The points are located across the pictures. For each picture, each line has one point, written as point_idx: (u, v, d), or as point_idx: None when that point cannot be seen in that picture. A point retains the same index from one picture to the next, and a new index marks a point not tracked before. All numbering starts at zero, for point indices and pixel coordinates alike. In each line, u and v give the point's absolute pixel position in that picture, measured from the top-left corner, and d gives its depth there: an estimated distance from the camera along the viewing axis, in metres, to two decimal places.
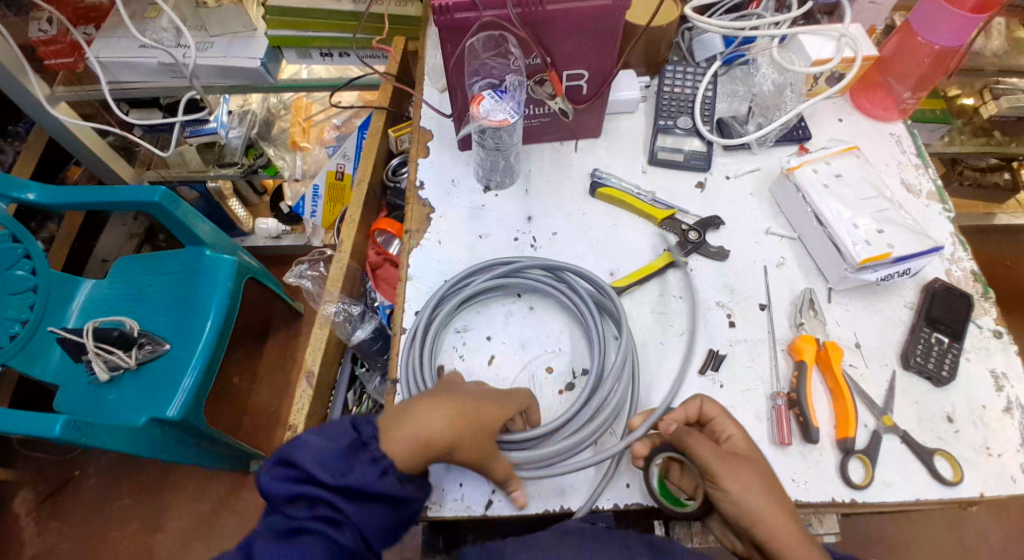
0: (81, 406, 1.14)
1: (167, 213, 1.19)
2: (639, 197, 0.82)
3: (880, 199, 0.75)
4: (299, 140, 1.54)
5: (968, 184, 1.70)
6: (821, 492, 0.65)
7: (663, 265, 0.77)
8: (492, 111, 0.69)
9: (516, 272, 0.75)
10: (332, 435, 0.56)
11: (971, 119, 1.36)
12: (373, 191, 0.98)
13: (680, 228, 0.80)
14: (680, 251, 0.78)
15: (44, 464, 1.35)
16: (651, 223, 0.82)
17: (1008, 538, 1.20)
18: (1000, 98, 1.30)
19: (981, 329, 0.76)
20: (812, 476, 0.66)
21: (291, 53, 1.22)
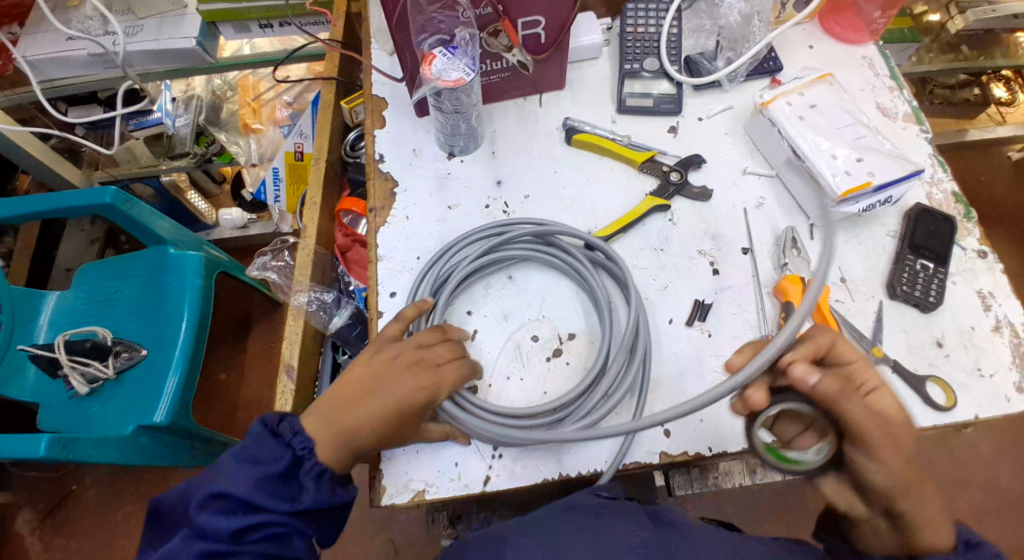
0: (65, 424, 1.11)
1: (122, 213, 1.12)
2: (616, 143, 0.79)
3: (858, 126, 0.72)
4: (251, 122, 1.45)
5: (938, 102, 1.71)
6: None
7: (649, 208, 0.75)
8: (445, 71, 0.64)
9: (499, 243, 0.72)
10: (261, 458, 0.55)
11: (938, 35, 1.33)
12: (333, 169, 0.93)
13: (661, 169, 0.78)
14: (663, 194, 0.76)
15: (38, 484, 1.32)
16: (632, 167, 0.79)
17: (998, 447, 1.23)
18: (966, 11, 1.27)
19: (965, 251, 0.75)
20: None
21: (229, 28, 1.15)
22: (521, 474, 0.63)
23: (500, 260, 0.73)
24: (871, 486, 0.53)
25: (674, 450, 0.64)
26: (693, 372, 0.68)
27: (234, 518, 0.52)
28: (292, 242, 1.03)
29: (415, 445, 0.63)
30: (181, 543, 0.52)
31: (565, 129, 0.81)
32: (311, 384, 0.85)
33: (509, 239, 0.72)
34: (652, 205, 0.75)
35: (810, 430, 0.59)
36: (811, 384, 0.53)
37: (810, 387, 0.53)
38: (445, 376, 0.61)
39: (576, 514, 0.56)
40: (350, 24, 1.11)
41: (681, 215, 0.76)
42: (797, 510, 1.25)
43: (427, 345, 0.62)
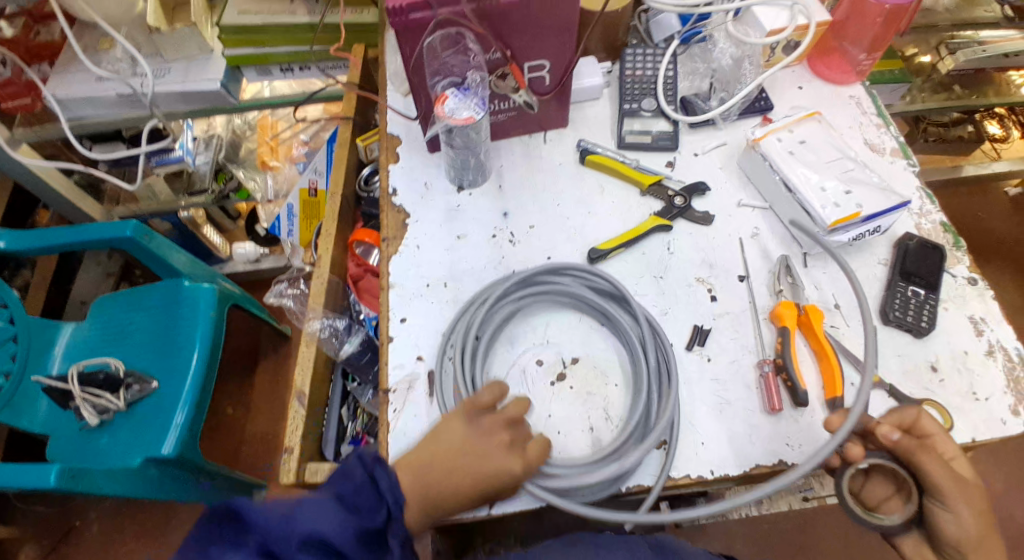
0: (74, 454, 1.13)
1: (141, 247, 1.18)
2: (625, 164, 0.84)
3: (845, 161, 0.76)
4: (269, 159, 1.54)
5: (933, 140, 1.73)
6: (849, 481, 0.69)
7: (651, 228, 0.79)
8: (457, 110, 0.69)
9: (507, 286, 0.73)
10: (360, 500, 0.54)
11: (930, 76, 1.38)
12: (348, 202, 0.98)
13: (667, 193, 0.82)
14: (667, 215, 0.80)
15: (44, 516, 1.33)
16: (638, 189, 0.84)
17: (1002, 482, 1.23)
18: (955, 52, 1.31)
19: (955, 278, 0.77)
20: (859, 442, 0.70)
21: (251, 70, 1.22)
22: (527, 496, 0.65)
23: (507, 306, 0.73)
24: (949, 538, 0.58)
25: (677, 474, 0.66)
26: (695, 395, 0.70)
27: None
28: (308, 271, 1.07)
29: None
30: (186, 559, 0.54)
31: (580, 150, 0.86)
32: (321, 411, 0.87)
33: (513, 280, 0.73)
34: (655, 224, 0.79)
35: (898, 494, 0.65)
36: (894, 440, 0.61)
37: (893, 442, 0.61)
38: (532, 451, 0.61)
39: (577, 546, 0.62)
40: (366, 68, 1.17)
41: (683, 239, 0.80)
42: (809, 547, 1.25)
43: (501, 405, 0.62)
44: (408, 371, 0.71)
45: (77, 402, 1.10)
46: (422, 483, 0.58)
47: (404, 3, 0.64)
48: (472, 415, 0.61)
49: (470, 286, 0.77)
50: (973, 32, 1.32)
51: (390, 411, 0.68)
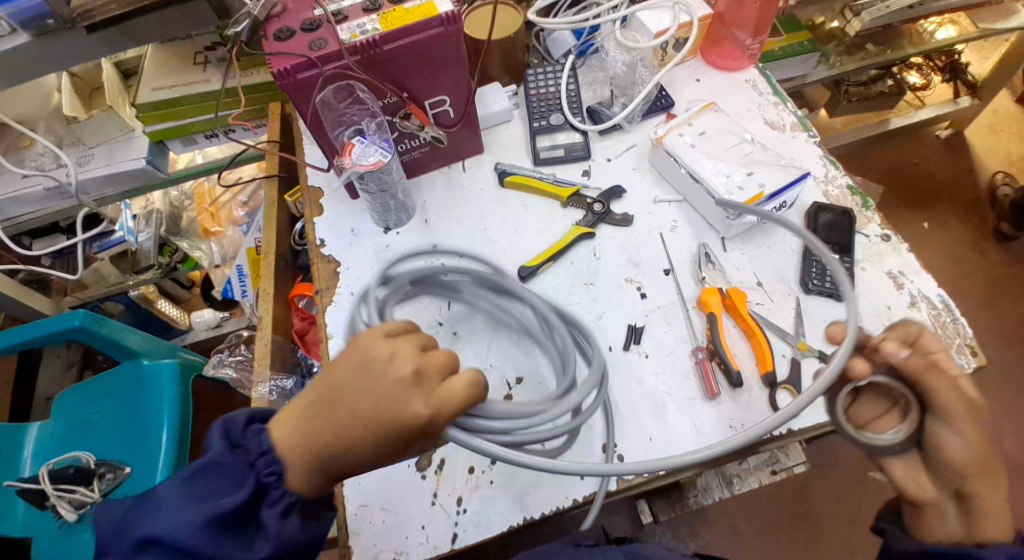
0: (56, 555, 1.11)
1: (94, 334, 1.16)
2: (543, 180, 0.86)
3: (743, 144, 0.79)
4: (210, 226, 1.53)
5: (857, 100, 1.69)
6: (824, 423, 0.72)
7: (575, 237, 0.81)
8: (364, 155, 0.71)
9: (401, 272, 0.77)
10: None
11: (841, 40, 1.47)
12: (283, 259, 0.98)
13: (586, 202, 0.84)
14: (587, 223, 0.83)
15: None
16: (559, 202, 0.86)
17: None
18: (860, 14, 1.36)
19: (870, 238, 0.81)
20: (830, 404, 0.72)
21: (176, 144, 1.21)
22: (488, 524, 0.65)
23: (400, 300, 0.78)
24: (954, 463, 0.57)
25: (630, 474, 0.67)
26: (637, 393, 0.71)
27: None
28: (246, 336, 1.06)
29: (381, 517, 0.66)
30: None
31: (498, 173, 0.88)
32: None
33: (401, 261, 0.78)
34: (578, 233, 0.81)
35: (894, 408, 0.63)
36: (901, 358, 0.59)
37: (901, 361, 0.59)
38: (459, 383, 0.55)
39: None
40: (287, 124, 1.18)
41: (608, 242, 0.82)
42: (799, 519, 1.27)
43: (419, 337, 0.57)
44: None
45: (50, 501, 1.07)
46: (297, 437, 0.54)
47: (288, 65, 0.66)
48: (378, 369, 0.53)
49: None
50: None
51: None
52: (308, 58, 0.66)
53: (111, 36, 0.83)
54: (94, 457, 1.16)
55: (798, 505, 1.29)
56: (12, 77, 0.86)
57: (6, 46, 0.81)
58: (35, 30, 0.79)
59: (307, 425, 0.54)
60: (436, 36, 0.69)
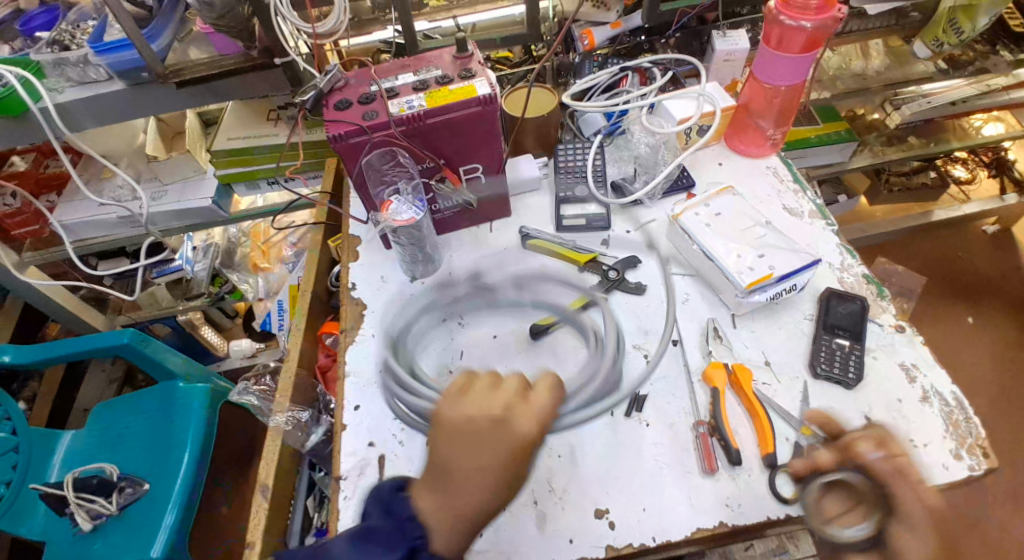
0: None
1: (140, 353, 1.26)
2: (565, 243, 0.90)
3: (758, 227, 0.82)
4: (260, 262, 1.59)
5: (899, 189, 1.70)
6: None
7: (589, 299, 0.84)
8: (399, 211, 0.77)
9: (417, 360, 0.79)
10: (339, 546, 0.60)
11: (881, 131, 1.48)
12: (320, 298, 1.04)
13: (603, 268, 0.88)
14: (602, 288, 0.86)
15: None
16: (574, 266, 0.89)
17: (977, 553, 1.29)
18: (901, 107, 1.38)
19: (882, 327, 0.81)
20: None
21: (240, 187, 1.33)
22: None
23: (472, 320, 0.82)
24: None
25: (619, 544, 0.67)
26: (634, 460, 0.72)
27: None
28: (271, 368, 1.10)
29: None
30: None
31: (522, 235, 0.93)
32: (286, 505, 0.89)
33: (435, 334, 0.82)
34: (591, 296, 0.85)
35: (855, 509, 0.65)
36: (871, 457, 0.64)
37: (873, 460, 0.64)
38: (538, 401, 0.61)
39: None
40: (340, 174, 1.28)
41: (621, 306, 0.85)
42: None
43: (482, 383, 0.62)
44: (358, 459, 0.74)
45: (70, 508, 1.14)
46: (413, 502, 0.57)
47: (341, 130, 0.74)
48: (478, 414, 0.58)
49: None
50: (916, 88, 1.38)
51: (341, 498, 0.71)
52: (358, 126, 0.74)
53: (197, 92, 0.95)
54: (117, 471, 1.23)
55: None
56: (103, 117, 0.98)
57: (103, 91, 0.94)
58: (130, 80, 0.93)
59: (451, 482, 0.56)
60: (473, 114, 0.77)
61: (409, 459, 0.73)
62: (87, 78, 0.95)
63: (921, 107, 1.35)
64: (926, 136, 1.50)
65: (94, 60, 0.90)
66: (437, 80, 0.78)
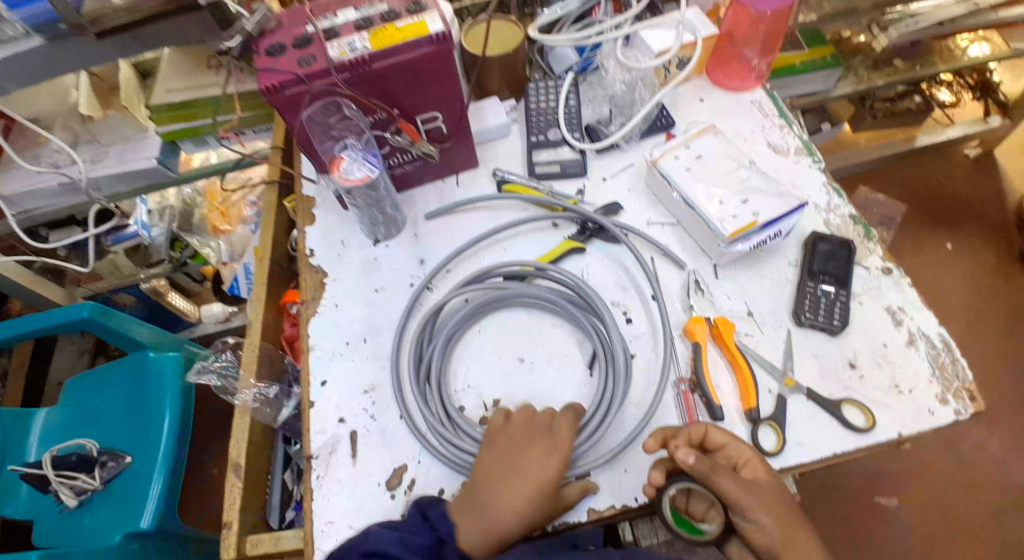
0: (61, 538, 1.14)
1: (103, 327, 1.17)
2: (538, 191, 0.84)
3: (742, 169, 0.77)
4: (219, 225, 1.52)
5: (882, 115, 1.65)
6: (817, 451, 0.67)
7: (566, 250, 0.80)
8: (350, 170, 0.70)
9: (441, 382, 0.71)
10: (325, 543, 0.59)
11: (868, 55, 1.40)
12: (280, 264, 0.97)
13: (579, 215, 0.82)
14: (581, 236, 0.81)
15: None
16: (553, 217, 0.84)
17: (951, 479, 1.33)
18: (888, 29, 1.29)
19: (870, 270, 0.78)
20: (828, 438, 0.68)
21: (188, 144, 1.21)
22: None
23: (482, 314, 0.76)
24: None
25: (602, 506, 0.65)
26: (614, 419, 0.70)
27: None
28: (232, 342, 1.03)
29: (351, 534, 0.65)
30: None
31: (496, 179, 0.87)
32: (264, 478, 0.86)
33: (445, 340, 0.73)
34: (569, 247, 0.80)
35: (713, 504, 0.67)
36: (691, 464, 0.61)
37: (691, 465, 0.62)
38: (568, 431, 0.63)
39: None
40: None
41: (598, 256, 0.80)
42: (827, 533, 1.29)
43: (522, 421, 0.65)
44: (330, 436, 0.70)
45: (53, 486, 1.11)
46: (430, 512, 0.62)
47: (275, 82, 0.66)
48: (522, 458, 0.62)
49: (387, 340, 0.76)
50: (906, 6, 1.29)
51: (313, 477, 0.68)
52: (295, 75, 0.66)
53: (122, 43, 0.84)
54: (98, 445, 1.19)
55: (817, 524, 1.29)
56: (21, 77, 0.87)
57: (20, 50, 0.82)
58: (49, 33, 0.81)
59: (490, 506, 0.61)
60: (427, 52, 0.68)
61: (381, 433, 0.70)
62: (4, 36, 0.84)
63: (908, 27, 1.27)
64: (913, 59, 1.44)
65: (6, 15, 0.79)
66: (383, 16, 0.69)
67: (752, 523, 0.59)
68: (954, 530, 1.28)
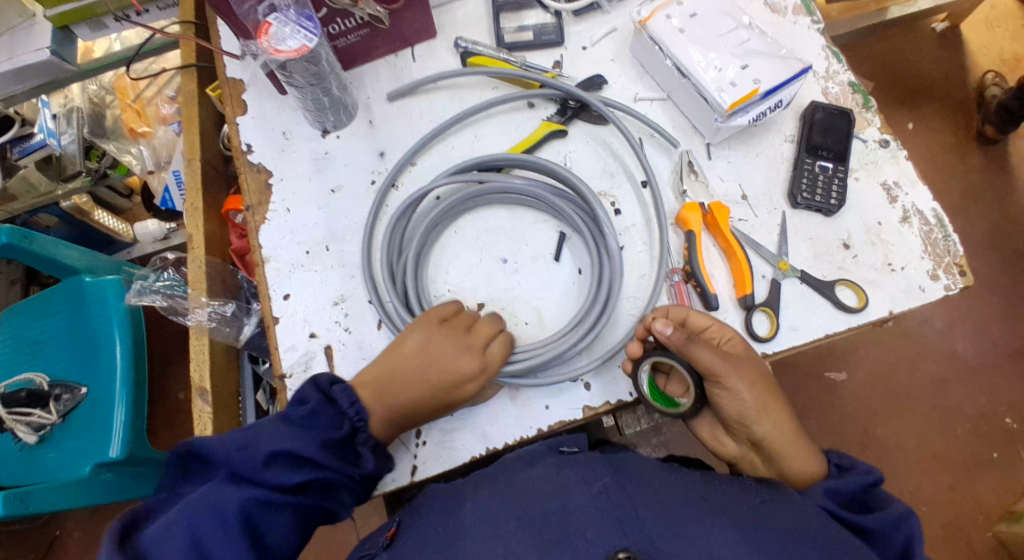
0: (24, 476, 1.06)
1: (24, 252, 1.02)
2: (509, 63, 0.74)
3: (739, 30, 0.69)
4: (136, 125, 1.30)
5: None
6: (809, 334, 0.65)
7: (545, 134, 0.71)
8: (283, 38, 0.57)
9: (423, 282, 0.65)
10: (321, 427, 0.54)
11: None
12: (213, 165, 0.85)
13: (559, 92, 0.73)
14: (561, 117, 0.72)
15: (20, 536, 1.26)
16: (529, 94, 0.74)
17: (912, 359, 1.31)
18: None
19: (866, 143, 0.74)
20: (821, 319, 0.66)
21: (83, 29, 1.02)
22: (447, 458, 0.61)
23: (460, 211, 0.69)
24: None
25: (596, 402, 0.63)
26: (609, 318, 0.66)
27: (298, 472, 0.51)
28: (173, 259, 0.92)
29: None
30: (163, 528, 0.47)
31: (459, 52, 0.75)
32: (235, 401, 0.81)
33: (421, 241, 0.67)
34: (549, 130, 0.71)
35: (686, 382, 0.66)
36: (666, 335, 0.58)
37: (665, 337, 0.58)
38: None
39: None
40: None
41: (581, 140, 0.73)
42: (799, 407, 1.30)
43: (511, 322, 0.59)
44: (300, 355, 0.64)
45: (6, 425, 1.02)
46: (384, 394, 0.57)
47: None
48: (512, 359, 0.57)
49: (352, 245, 0.68)
50: None
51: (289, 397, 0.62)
52: None
53: None
54: (48, 378, 1.08)
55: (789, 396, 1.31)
56: None
57: None
58: None
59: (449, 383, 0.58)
60: None
61: (360, 345, 0.64)
62: None
63: None
64: None
65: None
66: None
67: (734, 388, 0.58)
68: (897, 399, 1.29)
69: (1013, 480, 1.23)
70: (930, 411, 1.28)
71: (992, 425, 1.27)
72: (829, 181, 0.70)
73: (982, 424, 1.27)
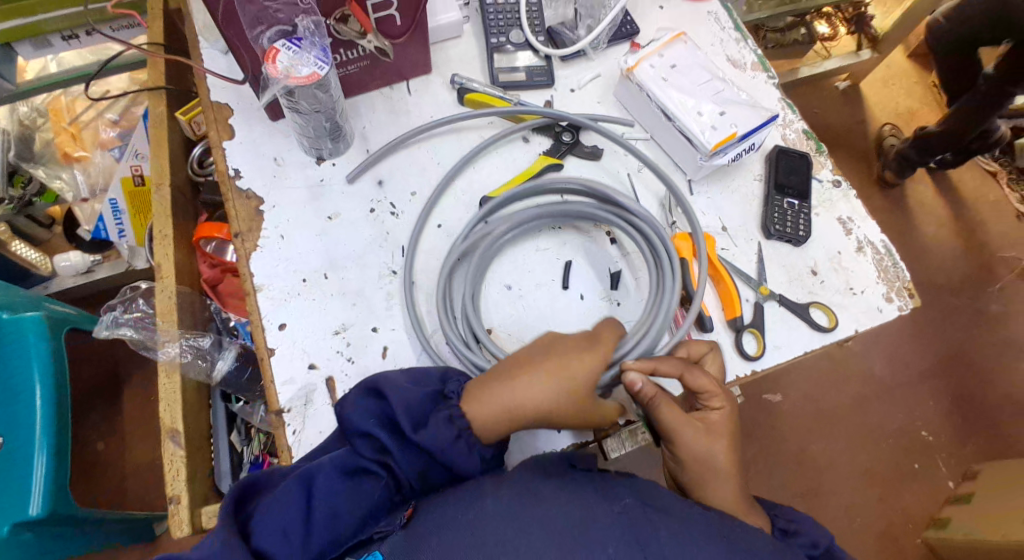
0: None
1: None
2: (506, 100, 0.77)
3: (716, 80, 0.75)
4: (70, 149, 1.19)
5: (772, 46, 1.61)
6: (789, 354, 0.70)
7: (544, 167, 0.74)
8: (293, 66, 0.57)
9: (473, 308, 0.66)
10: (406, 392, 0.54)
11: None
12: (183, 192, 0.81)
13: (554, 130, 0.77)
14: (556, 152, 0.76)
15: None
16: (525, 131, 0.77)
17: (849, 383, 1.42)
18: None
19: (822, 183, 0.82)
20: (798, 339, 0.71)
21: (24, 46, 0.95)
22: None
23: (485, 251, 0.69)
24: None
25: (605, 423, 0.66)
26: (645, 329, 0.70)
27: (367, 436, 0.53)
28: (145, 289, 0.84)
29: None
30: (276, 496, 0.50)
31: (455, 87, 0.77)
32: (205, 443, 0.75)
33: (448, 271, 0.66)
34: (546, 164, 0.74)
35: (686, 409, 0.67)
36: (637, 389, 0.59)
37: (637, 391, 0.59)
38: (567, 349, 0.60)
39: None
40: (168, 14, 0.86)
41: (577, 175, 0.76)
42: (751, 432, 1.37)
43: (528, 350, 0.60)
44: (302, 388, 0.61)
45: None
46: None
47: None
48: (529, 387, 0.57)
49: (353, 273, 0.67)
50: None
51: (288, 433, 0.59)
52: None
53: None
54: None
55: None
56: None
57: None
58: None
59: (518, 391, 0.56)
60: None
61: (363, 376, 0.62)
62: None
63: None
64: None
65: None
66: None
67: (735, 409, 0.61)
68: (831, 417, 1.39)
69: (937, 490, 1.34)
70: (859, 429, 1.38)
71: (917, 441, 1.38)
72: (798, 215, 0.77)
73: (909, 440, 1.38)
